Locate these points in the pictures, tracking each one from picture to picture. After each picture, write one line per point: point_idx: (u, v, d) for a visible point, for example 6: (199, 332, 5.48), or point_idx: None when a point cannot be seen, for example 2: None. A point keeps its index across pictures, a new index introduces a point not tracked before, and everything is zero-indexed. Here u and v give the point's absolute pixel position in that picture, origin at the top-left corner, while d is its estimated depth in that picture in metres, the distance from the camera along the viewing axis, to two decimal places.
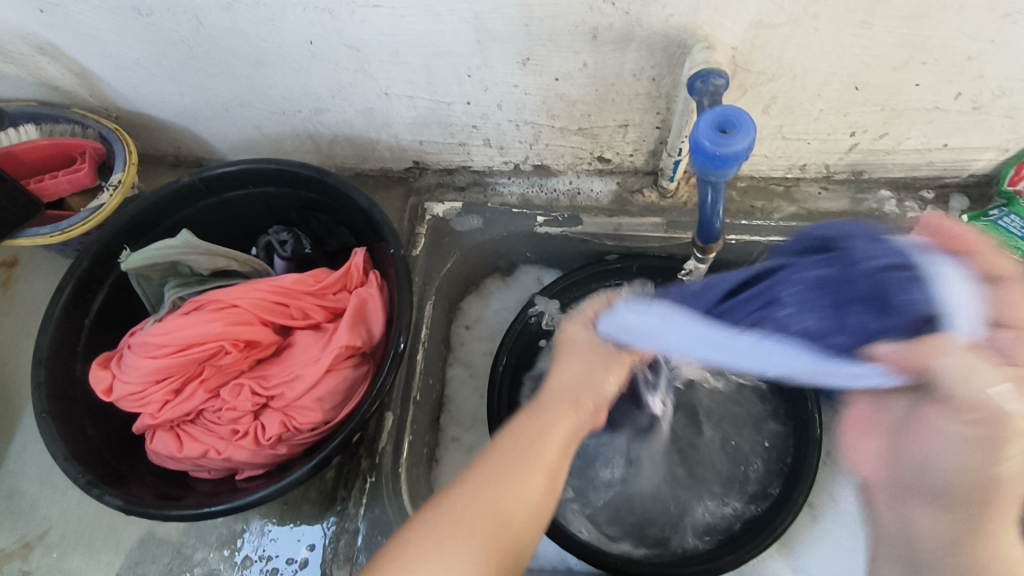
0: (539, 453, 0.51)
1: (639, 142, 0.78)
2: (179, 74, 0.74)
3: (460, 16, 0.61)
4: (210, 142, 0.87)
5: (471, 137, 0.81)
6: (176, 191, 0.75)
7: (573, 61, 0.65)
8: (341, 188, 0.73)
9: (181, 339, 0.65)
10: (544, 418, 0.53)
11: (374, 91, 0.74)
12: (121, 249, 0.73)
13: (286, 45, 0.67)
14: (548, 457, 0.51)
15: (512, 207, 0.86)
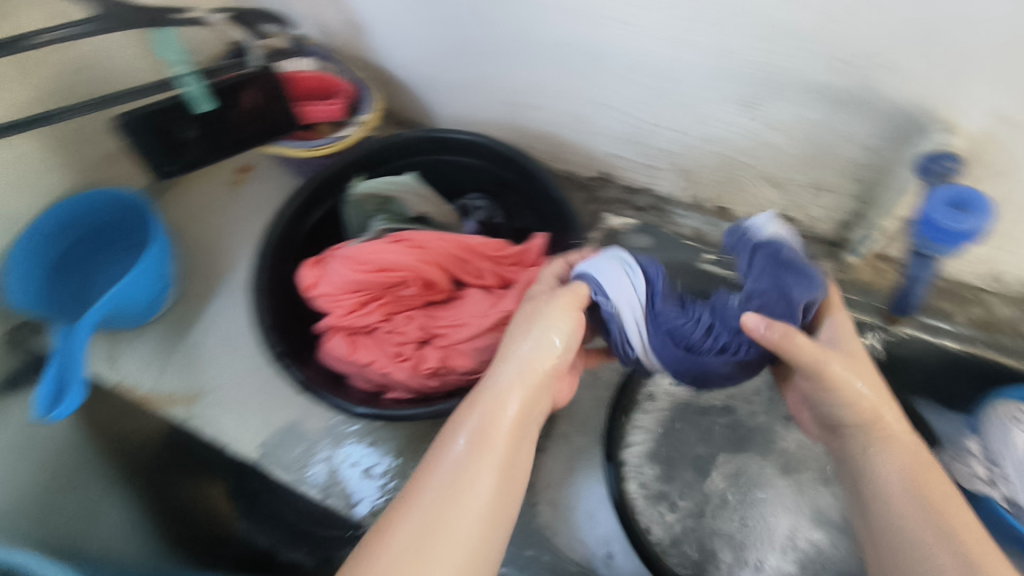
0: (491, 407, 0.55)
1: (833, 211, 0.79)
2: (430, 47, 0.85)
3: (703, 50, 0.65)
4: (432, 111, 0.99)
5: (661, 162, 0.85)
6: (399, 142, 0.85)
7: (788, 111, 0.68)
8: (540, 174, 0.80)
9: (383, 262, 0.75)
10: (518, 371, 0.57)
11: (592, 101, 0.80)
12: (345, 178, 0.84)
13: (531, 43, 0.75)
14: (494, 432, 0.54)
15: (684, 238, 0.90)
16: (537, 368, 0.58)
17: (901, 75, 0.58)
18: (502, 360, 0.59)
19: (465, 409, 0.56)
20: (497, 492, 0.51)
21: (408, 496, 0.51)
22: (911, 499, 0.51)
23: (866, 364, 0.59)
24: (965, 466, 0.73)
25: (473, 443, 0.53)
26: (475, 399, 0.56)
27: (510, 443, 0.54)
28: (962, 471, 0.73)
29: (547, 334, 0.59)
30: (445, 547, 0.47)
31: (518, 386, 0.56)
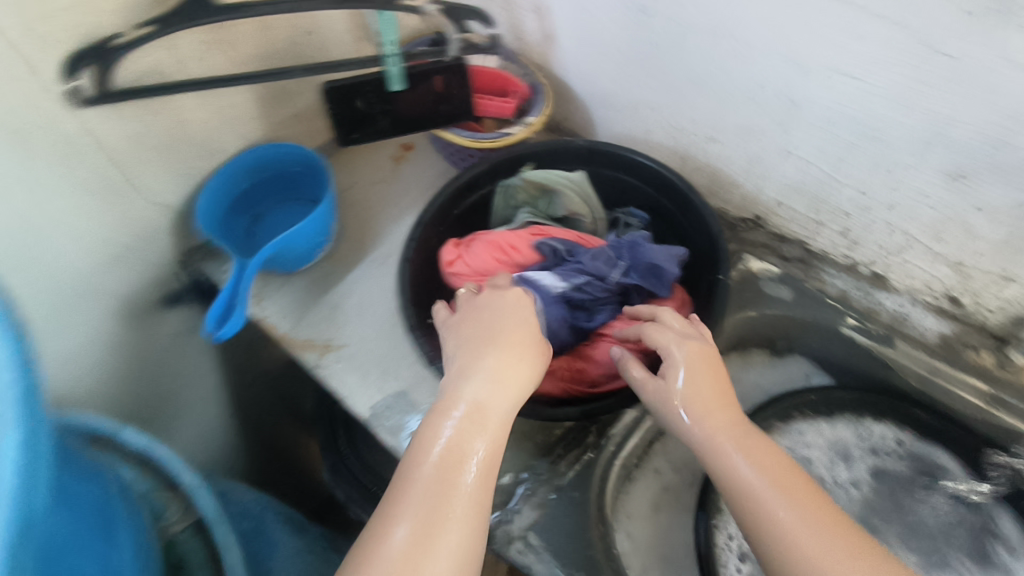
0: (490, 387, 0.61)
1: (1009, 303, 0.73)
2: (625, 67, 0.86)
3: (929, 118, 0.62)
4: (597, 123, 1.01)
5: (832, 221, 0.81)
6: (567, 148, 0.87)
7: (1010, 198, 0.63)
8: (699, 207, 0.78)
9: (524, 260, 0.80)
10: (496, 371, 0.62)
11: (779, 146, 0.78)
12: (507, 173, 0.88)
13: (736, 81, 0.74)
14: (480, 405, 0.60)
15: (828, 297, 0.86)
16: (513, 381, 0.63)
17: None
18: (462, 372, 0.63)
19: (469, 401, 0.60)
20: (478, 487, 0.56)
21: (417, 463, 0.57)
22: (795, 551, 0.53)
23: (763, 444, 0.60)
24: None
25: (473, 412, 0.60)
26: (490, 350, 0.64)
27: (497, 429, 0.60)
28: None
29: (502, 365, 0.63)
30: (454, 529, 0.53)
31: (515, 367, 0.63)
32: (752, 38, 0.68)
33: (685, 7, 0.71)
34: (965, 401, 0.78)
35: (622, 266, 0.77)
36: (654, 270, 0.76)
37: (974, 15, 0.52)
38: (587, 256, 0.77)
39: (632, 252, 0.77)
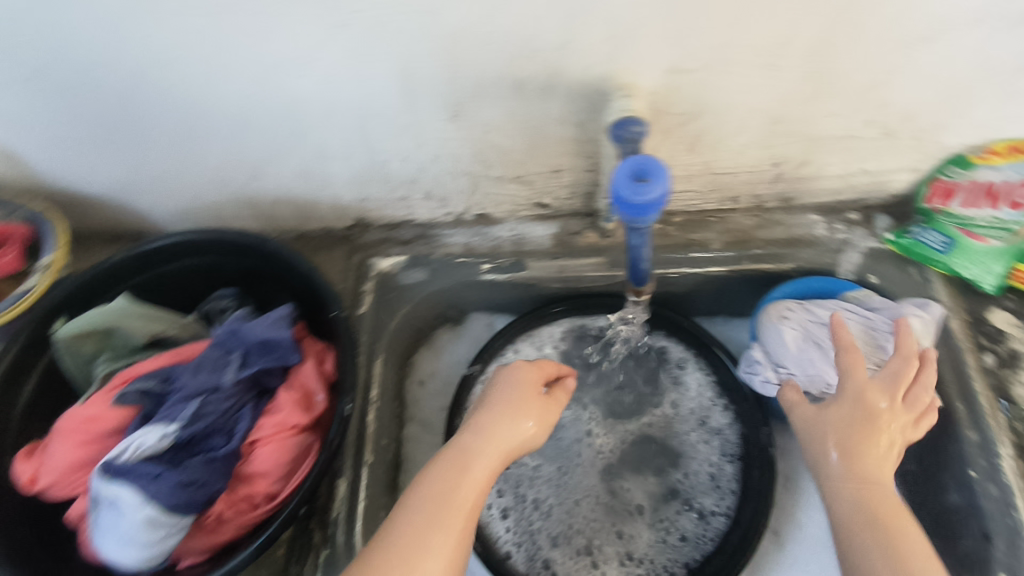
0: (488, 454, 0.57)
1: (575, 186, 0.79)
2: (110, 149, 0.73)
3: (387, 78, 0.62)
4: (150, 216, 0.85)
5: (411, 192, 0.81)
6: (110, 268, 0.72)
7: (500, 112, 0.67)
8: (280, 253, 0.72)
9: (116, 422, 0.64)
10: (444, 466, 0.56)
11: (310, 154, 0.73)
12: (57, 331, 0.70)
13: (217, 113, 0.67)
14: (495, 451, 0.58)
15: (457, 257, 0.86)
16: (509, 435, 0.59)
17: (575, 53, 0.59)
18: (453, 460, 0.56)
19: (458, 460, 0.56)
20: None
21: None
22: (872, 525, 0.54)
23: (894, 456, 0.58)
24: (757, 375, 0.78)
25: (469, 476, 0.55)
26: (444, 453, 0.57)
27: (486, 477, 0.57)
28: (757, 380, 0.78)
29: (519, 419, 0.60)
30: None
31: (517, 423, 0.60)
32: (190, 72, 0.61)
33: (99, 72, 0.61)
34: (593, 276, 0.85)
35: (233, 361, 0.67)
36: (269, 344, 0.68)
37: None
38: (186, 374, 0.65)
39: (236, 339, 0.68)
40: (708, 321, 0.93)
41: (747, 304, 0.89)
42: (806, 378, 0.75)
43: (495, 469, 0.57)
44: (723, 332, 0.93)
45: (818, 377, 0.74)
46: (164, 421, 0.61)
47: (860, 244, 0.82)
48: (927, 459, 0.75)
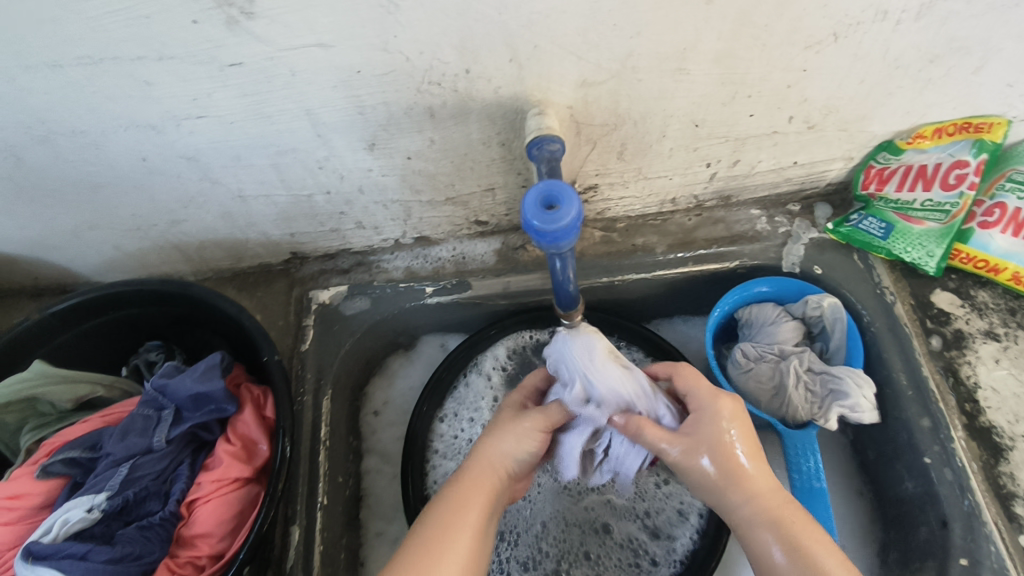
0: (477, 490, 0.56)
1: (509, 202, 0.78)
2: (15, 209, 0.69)
3: (292, 114, 0.60)
4: (72, 268, 0.82)
5: (342, 222, 0.79)
6: (28, 330, 0.69)
7: (418, 140, 0.65)
8: (206, 298, 0.69)
9: (41, 498, 0.60)
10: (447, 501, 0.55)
11: (228, 195, 0.71)
12: None
13: (120, 166, 0.64)
14: (476, 487, 0.56)
15: (399, 282, 0.83)
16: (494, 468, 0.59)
17: (481, 76, 0.57)
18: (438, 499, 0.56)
19: (468, 482, 0.57)
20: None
21: None
22: (759, 503, 0.53)
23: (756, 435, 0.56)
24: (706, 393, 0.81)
25: (460, 498, 0.55)
26: (456, 480, 0.57)
27: (498, 489, 0.57)
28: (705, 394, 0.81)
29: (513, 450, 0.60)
30: None
31: (508, 443, 0.61)
32: (80, 125, 0.59)
33: None
34: (540, 291, 0.83)
35: (163, 420, 0.64)
36: (201, 397, 0.65)
37: (201, 22, 0.49)
38: (112, 439, 0.62)
39: (165, 396, 0.64)
40: (665, 322, 0.91)
41: (699, 303, 0.88)
42: (749, 386, 0.77)
43: (481, 491, 0.56)
44: (684, 334, 0.91)
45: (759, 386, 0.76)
46: (91, 493, 0.58)
47: (803, 236, 0.82)
48: (887, 447, 0.74)
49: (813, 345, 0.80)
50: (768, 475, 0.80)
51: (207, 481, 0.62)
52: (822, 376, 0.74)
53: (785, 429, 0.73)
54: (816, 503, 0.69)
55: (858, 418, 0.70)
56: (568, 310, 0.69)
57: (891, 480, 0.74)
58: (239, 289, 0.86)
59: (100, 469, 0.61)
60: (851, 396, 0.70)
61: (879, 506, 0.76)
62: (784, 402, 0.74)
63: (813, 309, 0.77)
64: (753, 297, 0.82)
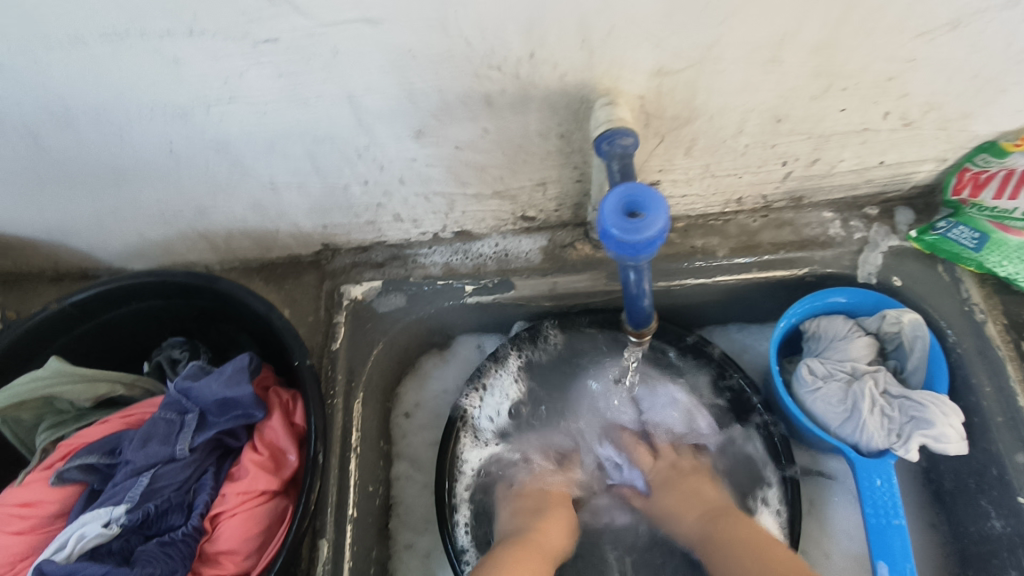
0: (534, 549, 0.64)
1: (561, 198, 0.71)
2: (33, 192, 0.65)
3: (332, 99, 0.54)
4: (93, 254, 0.77)
5: (379, 215, 0.73)
6: (45, 322, 0.64)
7: (470, 129, 0.59)
8: (234, 294, 0.65)
9: (57, 506, 0.57)
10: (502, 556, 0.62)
11: (259, 184, 0.65)
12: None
13: (143, 150, 0.59)
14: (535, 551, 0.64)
15: (437, 280, 0.77)
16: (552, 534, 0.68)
17: (546, 61, 0.51)
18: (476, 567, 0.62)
19: (524, 545, 0.64)
20: None
21: None
22: (728, 544, 0.62)
23: (707, 486, 0.71)
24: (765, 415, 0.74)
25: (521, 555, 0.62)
26: (511, 542, 0.65)
27: (547, 563, 0.64)
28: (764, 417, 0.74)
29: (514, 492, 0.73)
30: None
31: (558, 517, 0.70)
32: (100, 105, 0.53)
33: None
34: (589, 293, 0.77)
35: (185, 426, 0.59)
36: (227, 403, 0.60)
37: None
38: (132, 446, 0.57)
39: (190, 400, 0.60)
40: (720, 330, 0.85)
41: (759, 311, 0.81)
42: (815, 407, 0.70)
43: (534, 558, 0.63)
44: (741, 342, 0.83)
45: (826, 408, 0.70)
46: (109, 505, 0.55)
47: (882, 243, 0.74)
48: (970, 479, 0.68)
49: (886, 363, 0.73)
50: (832, 503, 0.74)
51: (234, 494, 0.58)
52: (900, 401, 0.67)
53: (856, 457, 0.67)
54: (892, 538, 0.63)
55: (942, 449, 0.64)
56: (635, 327, 0.61)
57: (971, 515, 0.69)
58: (267, 281, 0.81)
59: (118, 479, 0.57)
60: (935, 425, 0.64)
61: (954, 540, 0.71)
62: (855, 427, 0.68)
63: (890, 324, 0.71)
64: (824, 308, 0.75)
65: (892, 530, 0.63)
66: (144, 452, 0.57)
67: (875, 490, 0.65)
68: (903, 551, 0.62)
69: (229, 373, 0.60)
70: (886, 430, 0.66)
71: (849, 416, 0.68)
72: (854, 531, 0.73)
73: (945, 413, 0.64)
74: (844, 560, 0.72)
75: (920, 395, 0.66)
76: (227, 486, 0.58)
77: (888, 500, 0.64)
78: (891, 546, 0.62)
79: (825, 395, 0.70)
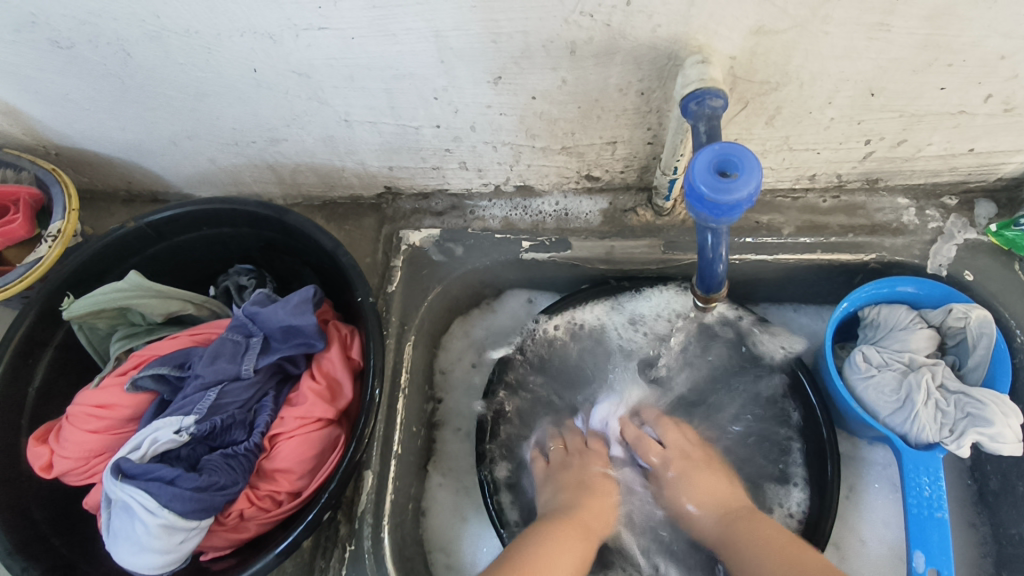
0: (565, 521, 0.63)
1: (629, 158, 0.70)
2: (118, 109, 0.67)
3: (419, 35, 0.54)
4: (164, 177, 0.79)
5: (445, 161, 0.73)
6: (122, 239, 0.67)
7: (550, 79, 0.58)
8: (302, 228, 0.66)
9: (130, 411, 0.61)
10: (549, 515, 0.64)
11: (333, 118, 0.66)
12: (67, 294, 0.65)
13: (228, 74, 0.60)
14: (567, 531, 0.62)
15: (495, 232, 0.78)
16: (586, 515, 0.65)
17: (642, 11, 0.49)
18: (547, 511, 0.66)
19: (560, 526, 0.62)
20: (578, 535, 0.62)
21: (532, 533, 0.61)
22: (739, 537, 0.61)
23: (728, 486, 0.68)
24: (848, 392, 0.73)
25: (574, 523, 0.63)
26: (549, 526, 0.62)
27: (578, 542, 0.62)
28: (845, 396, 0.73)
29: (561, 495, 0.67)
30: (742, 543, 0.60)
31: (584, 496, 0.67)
32: (193, 25, 0.54)
33: (94, 21, 0.55)
34: (646, 259, 0.75)
35: (251, 349, 0.62)
36: (291, 330, 0.62)
37: None
38: (202, 362, 0.60)
39: (256, 323, 0.62)
40: (773, 308, 0.83)
41: (818, 292, 0.80)
42: (865, 393, 0.69)
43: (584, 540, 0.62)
44: (793, 323, 0.82)
45: (876, 396, 0.69)
46: (179, 415, 0.58)
47: (958, 235, 0.72)
48: (1018, 481, 0.67)
49: (944, 359, 0.71)
50: (869, 490, 0.74)
51: (293, 421, 0.60)
52: (957, 397, 0.66)
53: (905, 447, 0.66)
54: (931, 531, 0.62)
55: (995, 449, 0.63)
56: (705, 292, 0.61)
57: (1015, 517, 0.68)
58: (328, 219, 0.83)
59: (185, 394, 0.59)
60: (994, 425, 0.63)
61: (993, 540, 0.70)
62: (907, 419, 0.66)
63: (955, 319, 0.68)
64: (889, 296, 0.73)
65: (933, 522, 0.62)
66: (209, 370, 0.60)
67: (922, 481, 0.64)
68: (942, 543, 0.61)
69: (293, 302, 0.62)
70: (938, 424, 0.65)
71: (900, 405, 0.67)
72: (888, 520, 0.73)
73: (1004, 412, 0.63)
74: (877, 547, 0.72)
75: (979, 393, 0.65)
76: (287, 411, 0.60)
77: (934, 492, 0.63)
78: (929, 537, 0.62)
79: (876, 383, 0.69)
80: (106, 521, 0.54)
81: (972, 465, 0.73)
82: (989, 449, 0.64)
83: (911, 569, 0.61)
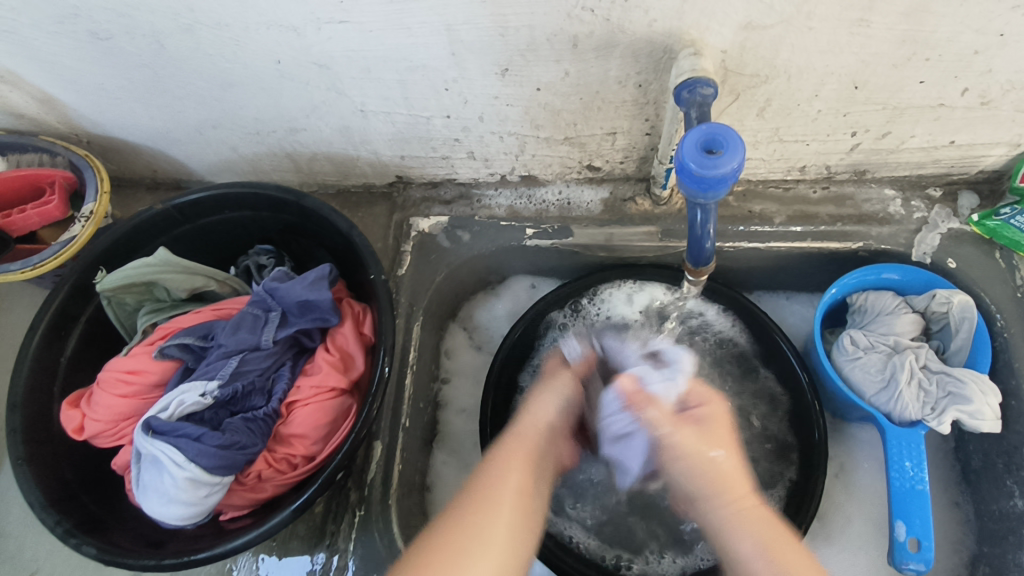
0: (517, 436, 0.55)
1: (628, 149, 0.74)
2: (148, 98, 0.71)
3: (431, 28, 0.58)
4: (188, 165, 0.84)
5: (454, 150, 0.77)
6: (151, 220, 0.72)
7: (554, 70, 0.62)
8: (319, 210, 0.70)
9: (156, 377, 0.65)
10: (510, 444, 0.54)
11: (350, 108, 0.70)
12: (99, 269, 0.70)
13: (253, 64, 0.64)
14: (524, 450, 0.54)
15: (500, 220, 0.82)
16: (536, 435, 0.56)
17: (638, 6, 0.53)
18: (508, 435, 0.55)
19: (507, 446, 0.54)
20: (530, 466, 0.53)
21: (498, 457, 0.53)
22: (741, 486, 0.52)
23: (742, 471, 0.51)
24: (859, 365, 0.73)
25: (505, 455, 0.53)
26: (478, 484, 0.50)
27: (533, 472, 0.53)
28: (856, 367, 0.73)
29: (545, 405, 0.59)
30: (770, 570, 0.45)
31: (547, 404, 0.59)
32: (224, 18, 0.58)
33: (131, 14, 0.59)
34: (644, 246, 0.79)
35: (271, 322, 0.66)
36: (308, 305, 0.66)
37: None
38: (225, 331, 0.64)
39: (275, 298, 0.66)
40: (766, 296, 0.87)
41: (809, 280, 0.83)
42: (851, 374, 0.73)
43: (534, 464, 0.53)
44: (785, 310, 0.86)
45: (862, 376, 0.72)
46: (204, 380, 0.62)
47: (941, 224, 0.75)
48: (998, 459, 0.71)
49: (928, 343, 0.74)
50: (856, 469, 0.78)
51: (309, 390, 0.64)
52: (939, 377, 0.69)
53: (889, 424, 0.69)
54: (912, 503, 0.65)
55: (975, 426, 0.66)
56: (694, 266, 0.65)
57: (995, 494, 0.71)
58: (342, 206, 0.87)
59: (208, 361, 0.64)
60: (973, 402, 0.66)
61: (975, 517, 0.73)
62: (891, 397, 0.70)
63: (939, 304, 0.72)
64: (875, 282, 0.76)
65: (916, 496, 0.65)
66: (232, 340, 0.64)
67: (907, 458, 0.67)
68: (924, 514, 0.64)
69: (308, 279, 0.66)
70: (920, 400, 0.68)
71: (883, 383, 0.71)
72: (874, 498, 0.76)
73: (984, 389, 0.66)
74: (864, 523, 0.75)
75: (958, 372, 0.68)
76: (303, 380, 0.64)
77: (919, 468, 0.66)
78: (911, 509, 0.65)
79: (861, 364, 0.72)
80: (136, 476, 0.58)
81: (955, 446, 0.76)
82: (967, 426, 0.67)
83: (893, 538, 0.64)
